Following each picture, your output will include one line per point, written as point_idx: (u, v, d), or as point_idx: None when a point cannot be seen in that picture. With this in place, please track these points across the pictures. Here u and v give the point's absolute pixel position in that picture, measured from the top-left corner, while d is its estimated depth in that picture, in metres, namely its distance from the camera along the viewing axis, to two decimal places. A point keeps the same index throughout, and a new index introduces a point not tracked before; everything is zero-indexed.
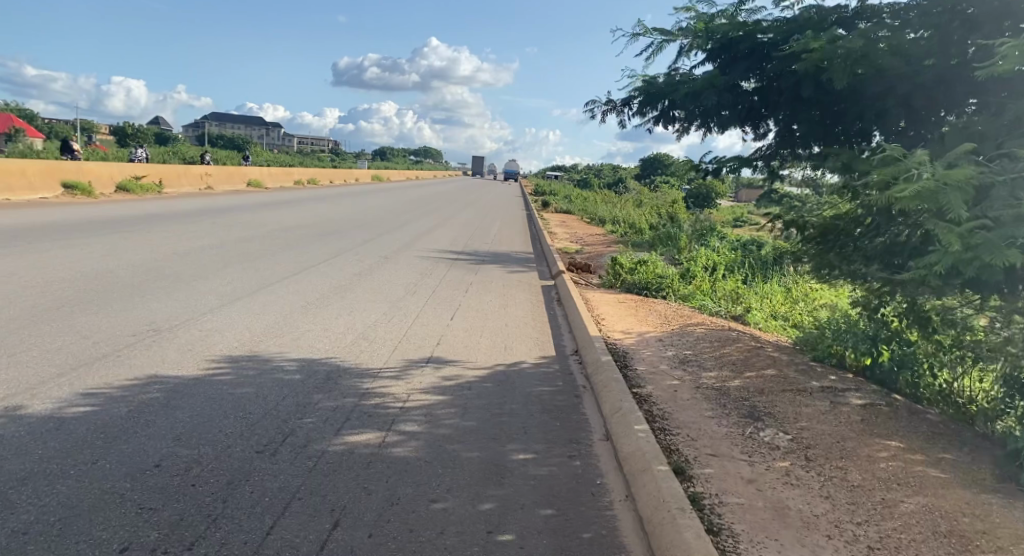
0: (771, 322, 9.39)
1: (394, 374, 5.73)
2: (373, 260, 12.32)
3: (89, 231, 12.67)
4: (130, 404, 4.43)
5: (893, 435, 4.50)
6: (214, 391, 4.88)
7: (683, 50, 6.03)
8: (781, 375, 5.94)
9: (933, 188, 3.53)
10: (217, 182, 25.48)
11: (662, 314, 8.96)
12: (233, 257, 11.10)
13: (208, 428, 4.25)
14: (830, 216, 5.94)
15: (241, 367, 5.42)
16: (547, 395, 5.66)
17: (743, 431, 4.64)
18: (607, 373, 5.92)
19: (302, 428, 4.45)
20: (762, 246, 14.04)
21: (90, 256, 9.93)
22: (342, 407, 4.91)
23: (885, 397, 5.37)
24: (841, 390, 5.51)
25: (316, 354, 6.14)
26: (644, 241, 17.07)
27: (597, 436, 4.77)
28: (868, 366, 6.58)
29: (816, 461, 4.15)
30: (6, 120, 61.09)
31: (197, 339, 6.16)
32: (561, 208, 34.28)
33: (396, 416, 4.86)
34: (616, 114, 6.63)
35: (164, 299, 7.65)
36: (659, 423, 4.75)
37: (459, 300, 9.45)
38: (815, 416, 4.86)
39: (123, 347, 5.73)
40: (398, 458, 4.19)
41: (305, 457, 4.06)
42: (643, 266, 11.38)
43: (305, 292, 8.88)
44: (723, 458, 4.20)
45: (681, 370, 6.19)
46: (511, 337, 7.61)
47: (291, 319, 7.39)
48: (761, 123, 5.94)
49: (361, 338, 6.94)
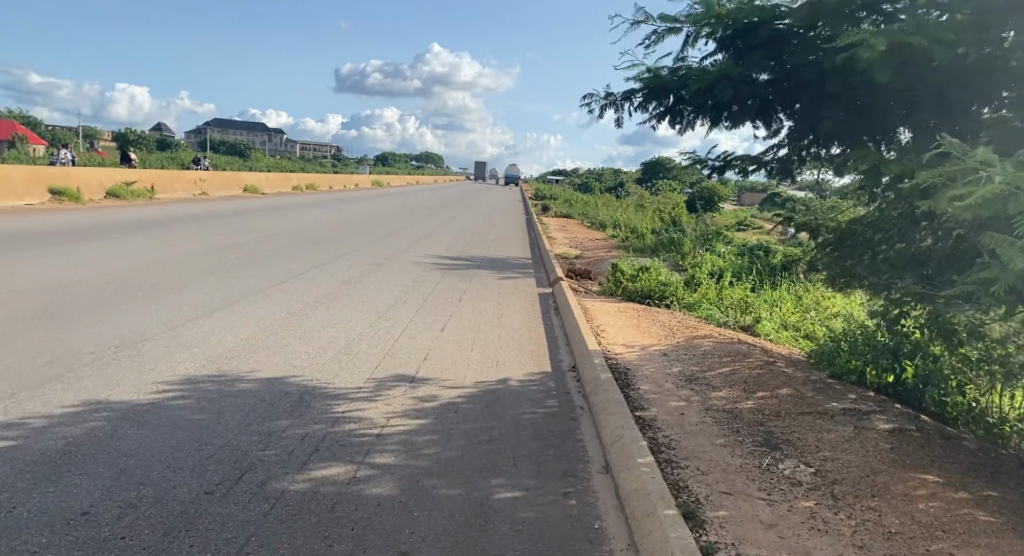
0: (782, 333, 8.90)
1: (373, 396, 5.23)
2: (364, 268, 11.81)
3: (69, 239, 12.18)
4: (69, 437, 3.93)
5: (929, 467, 4.00)
6: (168, 418, 4.38)
7: (688, 40, 5.54)
8: (798, 395, 5.43)
9: (989, 191, 3.02)
10: (211, 188, 24.96)
11: (665, 325, 8.47)
12: (216, 265, 10.58)
13: (154, 463, 3.75)
14: (851, 221, 5.45)
15: (205, 391, 4.91)
16: (541, 418, 5.17)
17: (760, 463, 4.15)
18: (606, 393, 5.43)
19: (263, 462, 3.95)
20: (770, 252, 13.55)
21: (64, 265, 9.41)
22: (312, 435, 4.42)
23: (915, 420, 4.87)
24: (866, 411, 5.00)
25: (291, 372, 5.66)
26: (647, 246, 16.59)
27: (596, 468, 4.28)
28: (890, 384, 6.08)
29: (845, 500, 3.64)
30: (8, 126, 60.85)
31: (161, 358, 5.66)
32: (562, 212, 33.86)
33: (371, 445, 4.37)
34: (616, 109, 6.08)
35: (134, 311, 7.16)
36: (665, 454, 4.26)
37: (451, 309, 8.96)
38: (839, 444, 4.36)
39: (77, 367, 5.23)
40: (368, 497, 3.70)
41: (262, 498, 3.55)
42: (646, 273, 10.89)
43: (288, 302, 8.39)
44: (739, 498, 3.69)
45: (688, 389, 5.70)
46: (504, 350, 7.11)
47: (268, 332, 6.90)
48: (776, 118, 5.41)
49: (342, 353, 6.45)
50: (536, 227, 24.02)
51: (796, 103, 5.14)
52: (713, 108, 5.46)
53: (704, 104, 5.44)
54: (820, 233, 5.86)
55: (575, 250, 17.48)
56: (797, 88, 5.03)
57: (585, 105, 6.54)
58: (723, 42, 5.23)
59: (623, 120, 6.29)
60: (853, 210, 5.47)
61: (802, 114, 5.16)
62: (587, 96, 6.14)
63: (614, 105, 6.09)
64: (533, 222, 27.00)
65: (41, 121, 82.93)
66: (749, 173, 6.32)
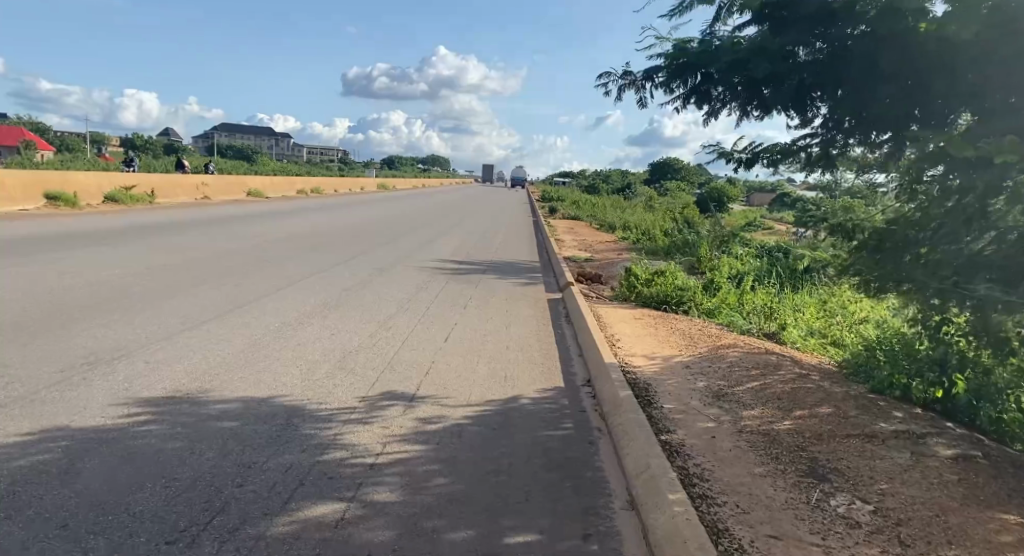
0: (810, 342, 8.37)
1: (369, 417, 4.71)
2: (367, 273, 11.31)
3: (60, 245, 11.71)
4: (16, 475, 3.45)
5: (1007, 506, 3.47)
6: (135, 449, 3.88)
7: (721, 10, 5.03)
8: (840, 414, 4.91)
9: None
10: (215, 192, 24.55)
11: (684, 333, 7.95)
12: (210, 273, 10.10)
13: (109, 506, 3.26)
14: (896, 220, 4.92)
15: (181, 417, 4.42)
16: (556, 443, 4.65)
17: (808, 498, 3.63)
18: (628, 414, 4.91)
19: (239, 501, 3.45)
20: (790, 254, 13.03)
21: (49, 274, 8.94)
22: (297, 465, 3.91)
23: (976, 444, 4.34)
24: (921, 433, 4.47)
25: (280, 391, 5.15)
26: (660, 248, 16.07)
27: (619, 504, 3.76)
28: (939, 399, 5.53)
29: (915, 546, 3.11)
30: (16, 133, 60.85)
31: (137, 375, 5.16)
32: (571, 214, 33.41)
33: (366, 476, 3.86)
34: (636, 90, 5.57)
35: (116, 323, 6.67)
36: (699, 488, 3.75)
37: (456, 318, 8.45)
38: (897, 474, 3.84)
39: (41, 387, 4.74)
40: (360, 544, 3.19)
41: (232, 548, 3.05)
42: (661, 277, 10.36)
43: (283, 312, 7.89)
44: (790, 543, 3.17)
45: (717, 408, 5.19)
46: (512, 363, 6.60)
47: (260, 344, 6.41)
48: (813, 104, 4.88)
49: (338, 368, 5.95)
50: (544, 230, 23.53)
51: (838, 85, 4.63)
52: (744, 90, 4.96)
53: (735, 83, 4.92)
54: (859, 235, 5.34)
55: (584, 253, 16.94)
56: (839, 67, 4.52)
57: (603, 87, 6.02)
58: (759, 15, 4.72)
59: (644, 103, 5.78)
60: (899, 209, 4.94)
61: (843, 100, 4.65)
62: (605, 75, 5.63)
63: (635, 86, 5.58)
64: (541, 225, 26.50)
65: (48, 127, 82.99)
66: (779, 167, 5.81)
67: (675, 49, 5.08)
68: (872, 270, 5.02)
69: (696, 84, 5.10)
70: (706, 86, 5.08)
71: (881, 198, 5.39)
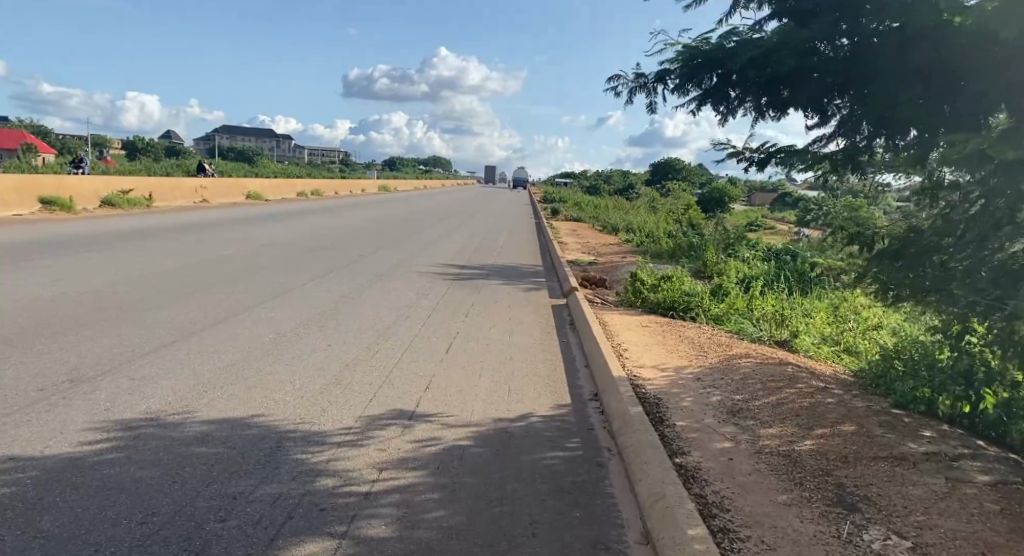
0: (823, 350, 8.10)
1: (364, 440, 4.44)
2: (366, 279, 11.04)
3: (52, 251, 11.43)
4: None
5: None
6: (112, 479, 3.60)
7: (738, 4, 4.77)
8: (864, 432, 4.65)
9: None
10: (214, 194, 24.26)
11: (694, 342, 7.67)
12: (205, 280, 9.83)
13: (78, 549, 2.98)
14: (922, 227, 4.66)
15: (165, 442, 4.15)
16: (563, 466, 4.38)
17: (840, 530, 3.37)
18: (639, 433, 4.64)
19: (221, 540, 3.17)
20: (798, 257, 12.75)
21: (38, 283, 8.66)
22: (286, 495, 3.63)
23: (1014, 467, 4.07)
24: (953, 454, 4.21)
25: (270, 411, 4.87)
26: (665, 251, 15.79)
27: (634, 537, 3.50)
28: (966, 414, 5.26)
29: None
30: (16, 136, 60.61)
31: (121, 394, 4.89)
32: (573, 215, 33.14)
33: (360, 507, 3.58)
34: (646, 92, 5.30)
35: (103, 336, 6.40)
36: (721, 519, 3.49)
37: (457, 327, 8.17)
38: (933, 503, 3.58)
39: (18, 408, 4.47)
40: None
41: None
42: (668, 283, 10.10)
43: (278, 321, 7.61)
44: None
45: (733, 426, 4.92)
46: (516, 376, 6.33)
47: (253, 357, 6.14)
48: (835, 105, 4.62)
49: (333, 383, 5.67)
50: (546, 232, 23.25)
51: (861, 84, 4.37)
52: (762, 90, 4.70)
53: (754, 82, 4.66)
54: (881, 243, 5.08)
55: (587, 256, 16.69)
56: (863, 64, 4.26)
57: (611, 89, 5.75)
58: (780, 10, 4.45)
59: (656, 106, 5.51)
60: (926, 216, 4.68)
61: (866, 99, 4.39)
62: (615, 78, 5.37)
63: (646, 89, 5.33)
64: (543, 227, 26.23)
65: (49, 130, 82.79)
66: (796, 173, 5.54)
67: (689, 48, 4.81)
68: (894, 277, 4.76)
69: (712, 86, 4.85)
70: (722, 87, 4.82)
71: (902, 204, 5.13)
